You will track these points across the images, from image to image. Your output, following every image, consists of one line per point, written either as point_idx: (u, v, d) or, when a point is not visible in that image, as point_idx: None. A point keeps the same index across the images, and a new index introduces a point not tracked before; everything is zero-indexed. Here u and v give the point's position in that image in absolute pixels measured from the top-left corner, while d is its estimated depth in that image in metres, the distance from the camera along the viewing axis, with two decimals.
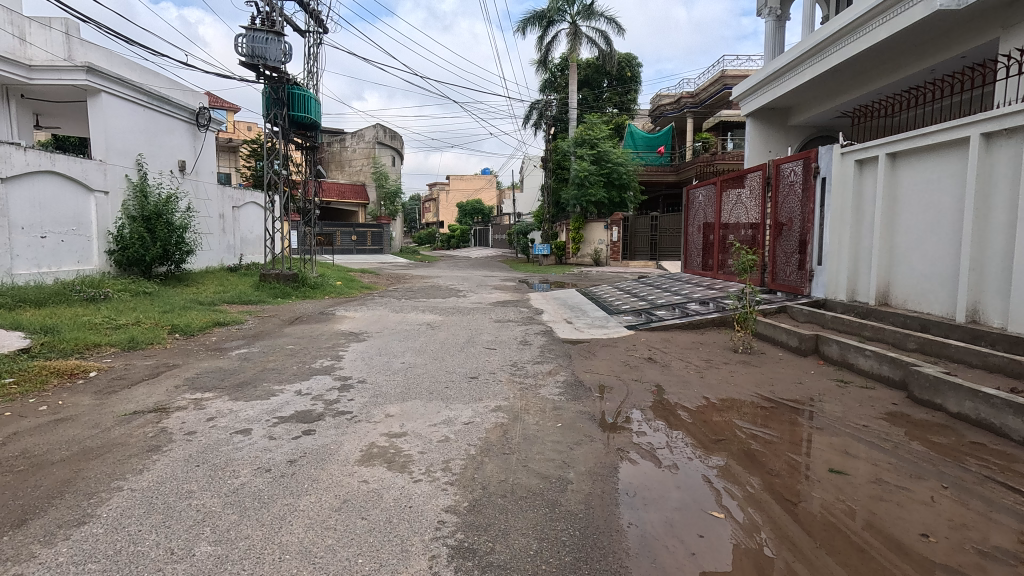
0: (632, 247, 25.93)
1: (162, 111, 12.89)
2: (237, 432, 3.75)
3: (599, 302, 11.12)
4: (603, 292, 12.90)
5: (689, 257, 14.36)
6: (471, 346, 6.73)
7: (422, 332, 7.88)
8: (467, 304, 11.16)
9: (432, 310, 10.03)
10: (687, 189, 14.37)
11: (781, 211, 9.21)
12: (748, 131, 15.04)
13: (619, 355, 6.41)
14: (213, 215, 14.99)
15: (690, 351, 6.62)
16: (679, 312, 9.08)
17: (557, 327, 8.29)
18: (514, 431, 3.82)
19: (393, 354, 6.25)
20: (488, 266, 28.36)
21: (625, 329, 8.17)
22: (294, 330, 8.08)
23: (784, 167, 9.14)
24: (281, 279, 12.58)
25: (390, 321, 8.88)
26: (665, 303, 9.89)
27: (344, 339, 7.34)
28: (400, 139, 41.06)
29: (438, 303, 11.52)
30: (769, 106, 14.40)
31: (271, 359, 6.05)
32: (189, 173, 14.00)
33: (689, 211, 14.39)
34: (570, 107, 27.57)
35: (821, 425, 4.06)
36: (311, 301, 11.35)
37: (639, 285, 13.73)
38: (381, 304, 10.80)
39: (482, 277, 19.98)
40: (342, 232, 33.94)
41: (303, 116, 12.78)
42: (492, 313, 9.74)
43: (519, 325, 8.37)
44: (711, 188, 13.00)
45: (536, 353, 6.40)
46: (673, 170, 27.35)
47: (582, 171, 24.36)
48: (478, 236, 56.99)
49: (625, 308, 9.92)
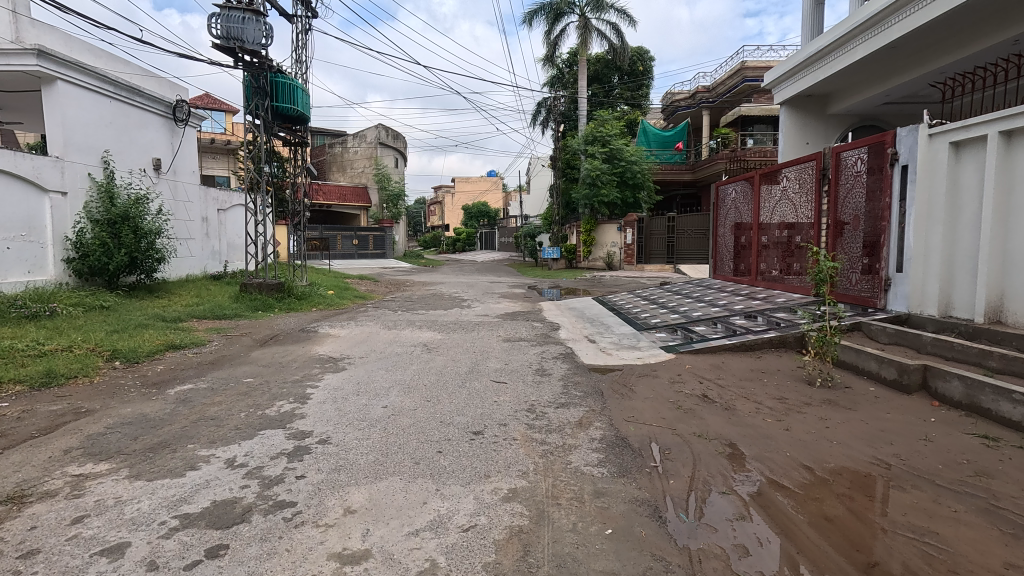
0: (648, 250, 24.09)
1: (132, 103, 11.63)
2: (103, 553, 2.38)
3: (623, 314, 9.72)
4: (624, 302, 11.50)
5: (719, 261, 12.92)
6: (475, 379, 5.34)
7: (416, 356, 6.50)
8: (472, 318, 9.75)
9: (432, 326, 8.66)
10: (716, 185, 12.97)
11: (841, 207, 7.81)
12: (782, 120, 13.56)
13: (665, 393, 5.00)
14: (194, 219, 13.74)
15: (753, 386, 5.19)
16: (722, 328, 7.65)
17: (580, 350, 6.87)
18: (540, 548, 2.42)
19: (376, 392, 4.89)
20: (494, 271, 26.94)
21: (664, 350, 6.76)
22: (265, 354, 6.73)
23: (846, 155, 7.72)
24: (264, 289, 11.26)
25: (381, 342, 7.54)
26: (702, 317, 8.48)
27: (320, 367, 5.98)
28: (403, 140, 39.79)
29: (438, 315, 10.14)
30: (806, 93, 12.91)
31: (219, 400, 4.71)
32: (166, 172, 12.70)
33: (718, 210, 12.96)
34: (580, 104, 26.19)
35: (1011, 527, 2.63)
36: (295, 315, 10.02)
37: (664, 292, 12.31)
38: (374, 318, 9.44)
39: (489, 283, 18.60)
40: (342, 236, 32.69)
41: (290, 108, 11.59)
42: (501, 329, 8.36)
43: (533, 347, 6.98)
44: (746, 184, 11.58)
45: (558, 390, 5.00)
46: (689, 168, 25.93)
47: (594, 170, 22.99)
48: (485, 239, 55.58)
49: (655, 323, 8.53)
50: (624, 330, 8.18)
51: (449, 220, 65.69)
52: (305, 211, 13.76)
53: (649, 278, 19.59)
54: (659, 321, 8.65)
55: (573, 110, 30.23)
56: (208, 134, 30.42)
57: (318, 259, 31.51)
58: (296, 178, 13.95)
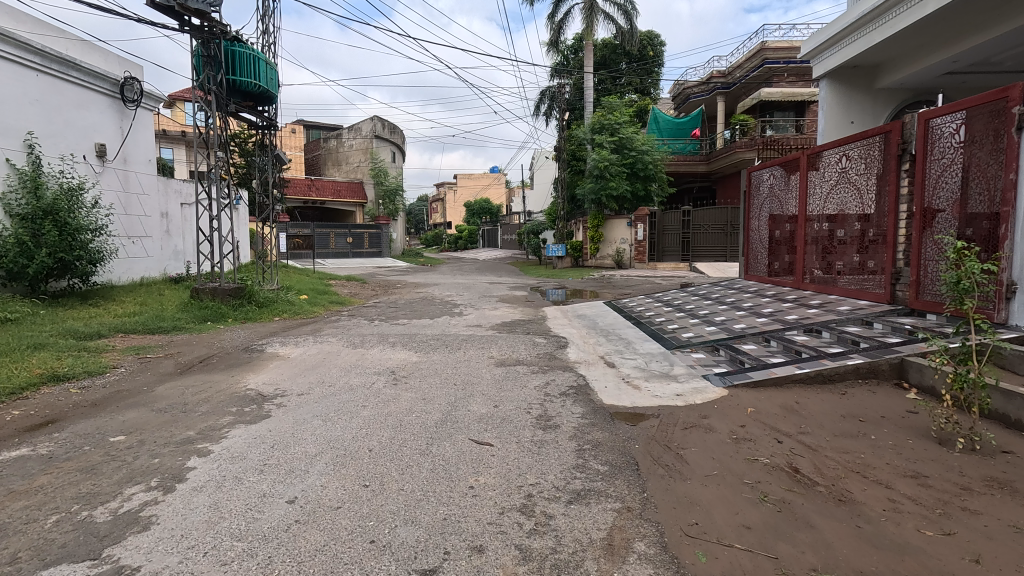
0: (660, 247, 22.56)
1: (67, 79, 10.01)
2: None
3: (646, 325, 7.99)
4: (643, 308, 9.77)
5: (752, 259, 11.17)
6: (447, 439, 3.62)
7: (375, 392, 4.79)
8: (462, 331, 8.04)
9: (410, 343, 6.95)
10: (747, 172, 11.24)
11: (931, 190, 6.06)
12: (822, 96, 11.73)
13: (733, 463, 3.29)
14: (149, 214, 12.07)
15: (861, 450, 3.47)
16: (779, 347, 5.89)
17: (596, 382, 5.15)
18: None
19: (290, 468, 3.19)
20: (495, 270, 25.14)
21: (711, 381, 5.01)
22: (175, 387, 5.02)
23: (939, 124, 5.96)
24: (219, 295, 9.58)
25: (337, 366, 5.85)
26: (745, 330, 6.74)
27: (236, 413, 4.26)
28: (401, 133, 38.02)
29: (422, 327, 8.42)
30: (852, 63, 11.04)
31: (42, 484, 3.02)
32: (112, 160, 11.04)
33: (751, 200, 11.20)
34: (585, 91, 24.41)
35: None
36: (248, 327, 8.35)
37: (689, 295, 10.57)
38: (341, 332, 7.74)
39: (487, 285, 16.85)
40: (335, 234, 31.03)
41: (250, 82, 9.97)
42: (496, 347, 6.66)
43: (535, 378, 5.26)
44: (788, 168, 9.80)
45: (571, 460, 3.29)
46: (704, 159, 24.22)
47: (601, 161, 21.17)
48: (487, 237, 53.43)
49: (688, 338, 6.80)
50: (650, 349, 6.47)
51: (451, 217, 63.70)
52: (276, 206, 12.01)
53: (664, 277, 17.83)
54: (694, 335, 6.92)
55: (579, 99, 28.41)
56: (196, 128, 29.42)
57: (309, 258, 29.84)
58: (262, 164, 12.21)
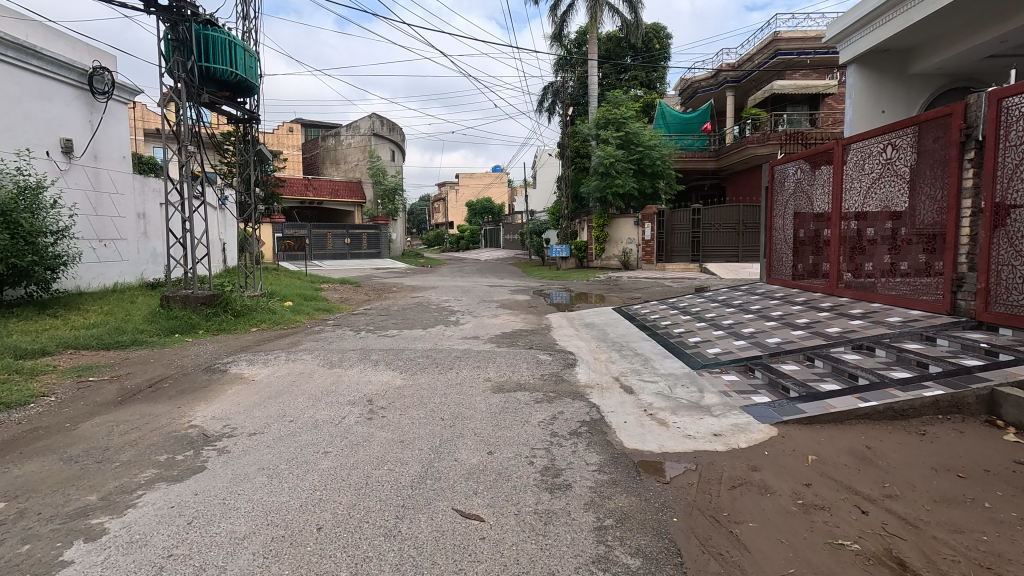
0: (669, 247, 21.25)
1: (26, 67, 9.18)
2: None
3: (664, 338, 7.09)
4: (657, 316, 8.88)
5: (774, 261, 10.24)
6: (422, 511, 2.74)
7: (343, 433, 3.91)
8: (457, 344, 7.16)
9: (396, 361, 6.08)
10: (769, 166, 10.35)
11: (1004, 183, 5.16)
12: (848, 83, 10.63)
13: (812, 552, 2.40)
14: (122, 214, 11.24)
15: (978, 526, 2.58)
16: (827, 369, 4.99)
17: (613, 416, 4.27)
18: None
19: (203, 564, 2.30)
20: (497, 272, 24.30)
21: (753, 415, 4.09)
22: (107, 422, 4.18)
23: (1015, 104, 5.07)
24: (190, 304, 8.69)
25: (307, 394, 4.97)
26: (781, 346, 5.83)
27: (164, 465, 3.37)
28: (400, 131, 37.14)
29: (412, 339, 7.52)
30: (883, 46, 10.06)
31: None
32: (81, 156, 10.25)
33: (773, 196, 10.27)
34: (590, 85, 23.48)
35: None
36: (219, 341, 7.48)
37: (707, 301, 9.64)
38: (319, 347, 6.87)
39: (488, 288, 15.97)
40: (333, 235, 30.22)
41: (226, 70, 9.11)
42: (494, 367, 5.77)
43: (539, 409, 4.37)
44: (818, 160, 8.87)
45: (589, 551, 2.40)
46: (713, 155, 23.24)
47: (607, 158, 20.32)
48: (489, 236, 52.34)
49: (715, 355, 5.90)
50: (672, 370, 5.57)
51: (452, 217, 62.81)
52: (258, 205, 11.12)
53: (674, 280, 16.92)
54: (721, 351, 6.02)
55: (583, 94, 27.47)
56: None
57: (306, 259, 29.07)
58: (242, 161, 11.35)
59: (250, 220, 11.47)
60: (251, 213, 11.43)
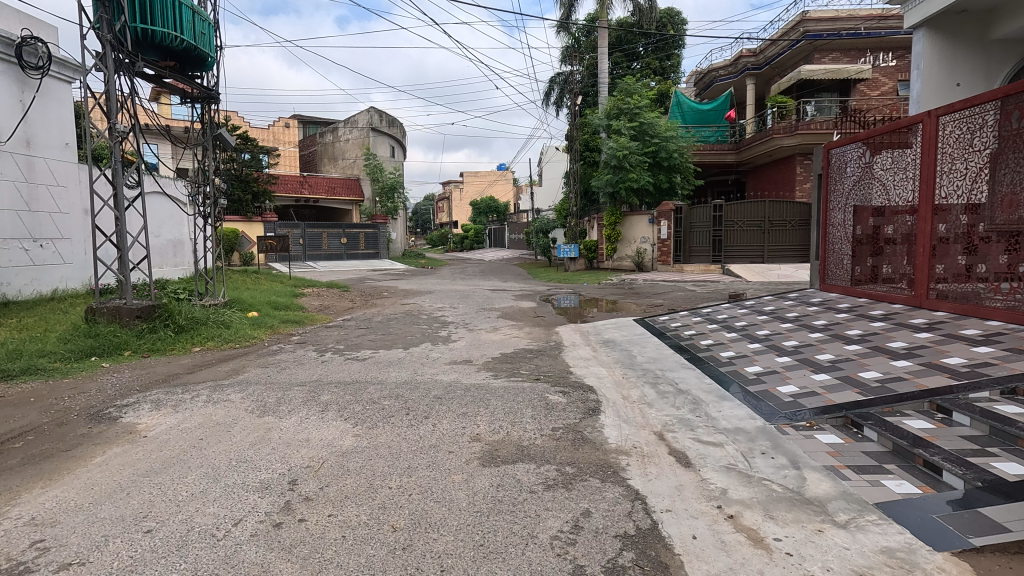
0: (688, 247, 19.13)
1: None
2: None
3: (713, 368, 5.42)
4: (692, 332, 7.23)
5: (829, 263, 8.48)
6: None
7: (218, 565, 2.29)
8: (442, 374, 5.52)
9: (357, 402, 4.45)
10: (823, 149, 8.60)
11: None
12: (915, 53, 8.95)
13: None
14: (64, 209, 9.72)
15: None
16: (986, 431, 3.30)
17: (672, 523, 2.62)
18: None
19: None
20: (500, 273, 22.78)
21: (911, 531, 2.42)
22: None
23: None
24: (121, 318, 7.11)
25: (209, 465, 3.35)
26: (886, 387, 4.15)
27: None
28: (400, 126, 35.54)
29: (386, 366, 5.91)
30: (960, 7, 8.36)
31: None
32: (6, 142, 8.70)
33: (828, 185, 8.50)
34: (600, 73, 21.85)
35: None
36: (139, 369, 5.89)
37: (751, 312, 7.93)
38: (262, 379, 5.27)
39: (489, 293, 14.33)
40: (328, 234, 28.72)
41: (169, 35, 7.51)
42: (487, 418, 4.12)
43: (553, 509, 2.74)
44: (892, 138, 7.11)
45: None
46: (733, 148, 21.72)
47: (620, 149, 18.69)
48: (493, 236, 50.20)
49: (792, 399, 4.24)
50: (738, 423, 3.92)
51: (456, 215, 61.16)
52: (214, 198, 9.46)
53: (695, 284, 15.23)
54: (799, 393, 4.36)
55: (593, 84, 25.84)
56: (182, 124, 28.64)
57: (299, 260, 27.54)
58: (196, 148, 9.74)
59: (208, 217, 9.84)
60: (208, 208, 9.79)
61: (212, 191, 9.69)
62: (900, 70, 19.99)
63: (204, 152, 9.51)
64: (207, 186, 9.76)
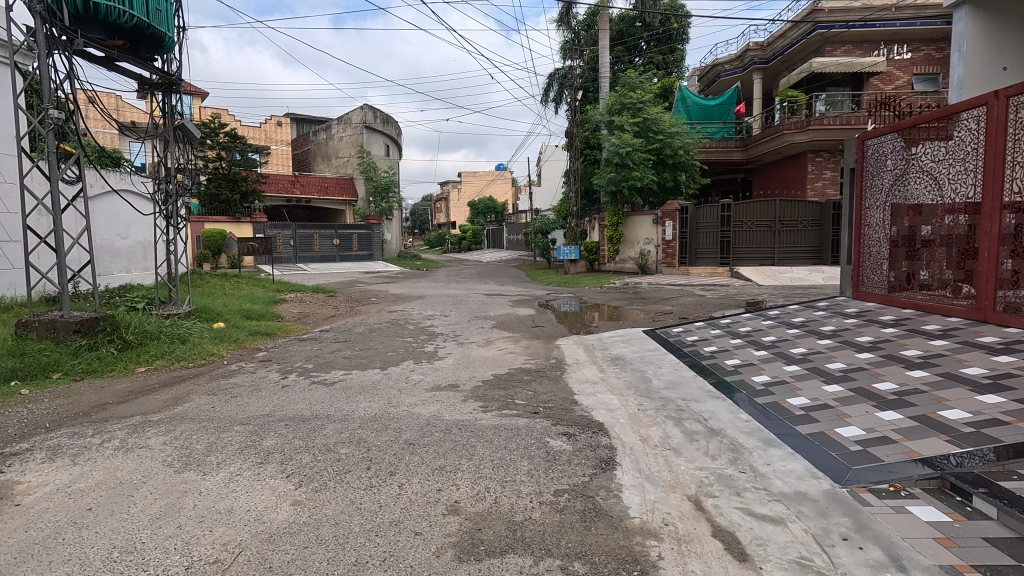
0: (693, 248, 18.33)
1: None
2: None
3: (747, 398, 4.51)
4: (713, 348, 6.32)
5: (864, 268, 7.50)
6: None
7: None
8: (421, 405, 4.61)
9: (308, 450, 3.51)
10: (858, 140, 7.59)
11: None
12: (957, 33, 8.01)
13: None
14: (14, 208, 8.79)
15: None
16: None
17: None
18: None
19: None
20: (498, 276, 21.89)
21: None
22: None
23: None
24: (58, 333, 6.21)
25: (79, 558, 2.42)
26: (983, 435, 3.24)
27: None
28: (395, 124, 34.59)
29: (356, 394, 5.00)
30: None
31: None
32: None
33: (861, 179, 7.53)
34: (601, 67, 20.94)
35: None
36: (64, 397, 4.98)
37: (778, 323, 7.00)
38: (203, 413, 4.35)
39: (485, 299, 13.41)
40: (320, 235, 27.79)
41: (117, 11, 6.59)
42: (470, 475, 3.19)
43: None
44: (944, 124, 6.14)
45: None
46: (741, 145, 20.85)
47: (623, 145, 17.77)
48: (490, 237, 48.83)
49: (860, 449, 3.32)
50: (797, 485, 2.99)
51: (454, 216, 60.25)
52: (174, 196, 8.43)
53: (703, 288, 14.35)
54: (868, 439, 3.44)
55: (593, 80, 24.88)
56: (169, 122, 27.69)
57: (289, 262, 26.62)
58: (152, 139, 8.64)
59: (168, 216, 8.65)
60: (167, 204, 8.54)
61: (174, 188, 8.54)
62: (915, 63, 19.12)
63: (164, 145, 8.45)
64: (167, 181, 8.58)
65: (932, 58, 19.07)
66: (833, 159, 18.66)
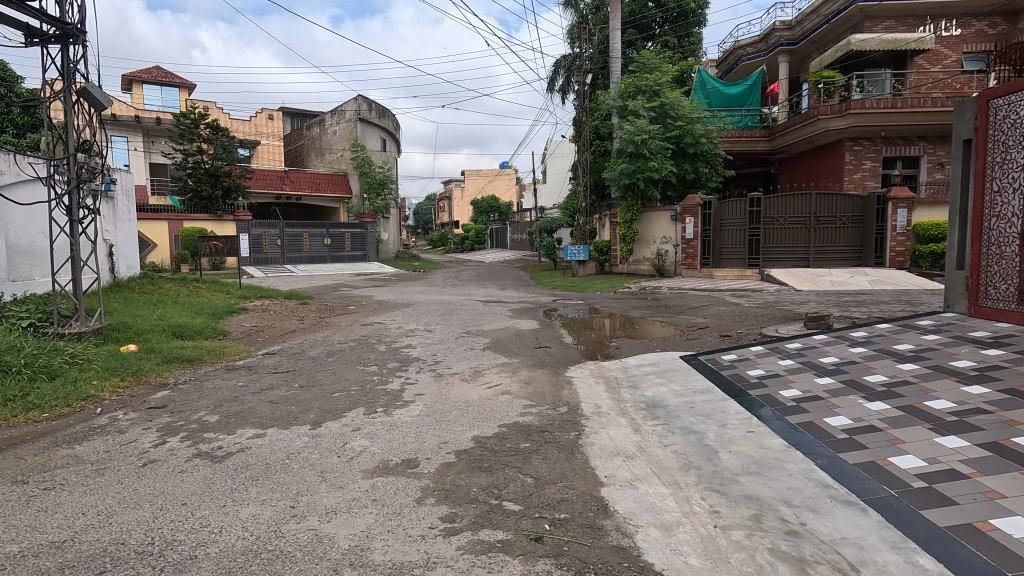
0: (717, 248, 16.14)
1: None
2: None
3: (917, 515, 2.52)
4: (794, 394, 4.36)
5: (984, 274, 5.46)
6: None
7: None
8: (342, 523, 2.69)
9: None
10: (981, 99, 5.51)
11: None
12: None
13: None
14: None
15: None
16: None
17: None
18: None
19: None
20: (500, 279, 20.08)
21: None
22: None
23: None
24: None
25: None
26: None
27: None
28: (391, 117, 32.72)
29: (249, 486, 3.10)
30: None
31: None
32: None
33: (982, 153, 5.49)
34: (613, 48, 18.94)
35: None
36: None
37: (877, 352, 5.02)
38: None
39: (483, 308, 11.51)
40: (310, 234, 25.94)
41: None
42: None
43: None
44: None
45: None
46: (766, 135, 19.01)
47: (638, 132, 15.79)
48: (494, 237, 46.81)
49: None
50: None
51: (458, 216, 58.40)
52: (71, 180, 6.43)
53: (735, 294, 12.42)
54: None
55: (604, 65, 22.89)
56: (150, 114, 25.90)
57: (276, 263, 24.84)
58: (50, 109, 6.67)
59: (69, 207, 6.53)
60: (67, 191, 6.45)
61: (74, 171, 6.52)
62: (965, 41, 16.97)
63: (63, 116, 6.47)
64: (65, 162, 6.57)
65: (984, 34, 16.94)
66: (874, 147, 16.61)
